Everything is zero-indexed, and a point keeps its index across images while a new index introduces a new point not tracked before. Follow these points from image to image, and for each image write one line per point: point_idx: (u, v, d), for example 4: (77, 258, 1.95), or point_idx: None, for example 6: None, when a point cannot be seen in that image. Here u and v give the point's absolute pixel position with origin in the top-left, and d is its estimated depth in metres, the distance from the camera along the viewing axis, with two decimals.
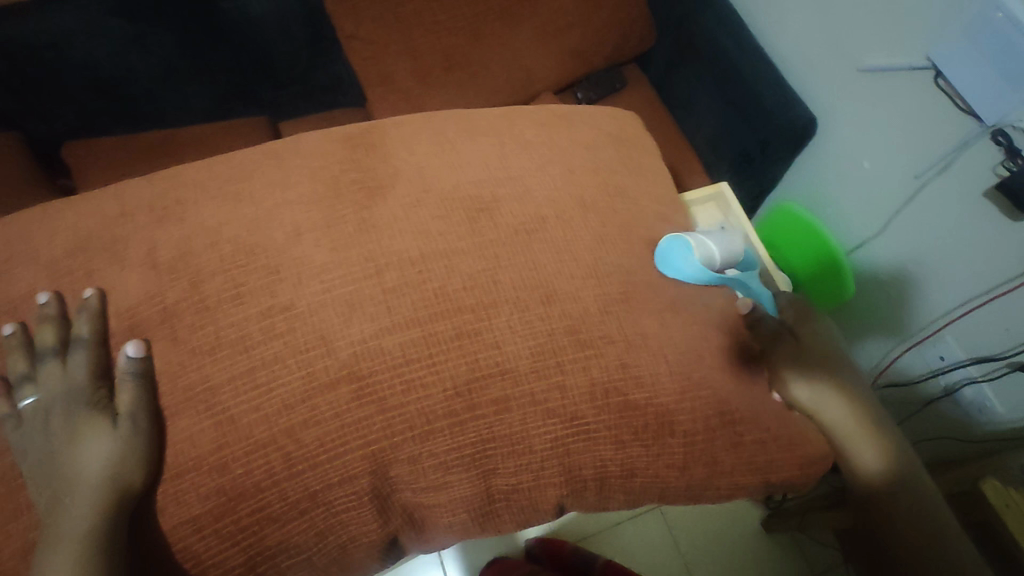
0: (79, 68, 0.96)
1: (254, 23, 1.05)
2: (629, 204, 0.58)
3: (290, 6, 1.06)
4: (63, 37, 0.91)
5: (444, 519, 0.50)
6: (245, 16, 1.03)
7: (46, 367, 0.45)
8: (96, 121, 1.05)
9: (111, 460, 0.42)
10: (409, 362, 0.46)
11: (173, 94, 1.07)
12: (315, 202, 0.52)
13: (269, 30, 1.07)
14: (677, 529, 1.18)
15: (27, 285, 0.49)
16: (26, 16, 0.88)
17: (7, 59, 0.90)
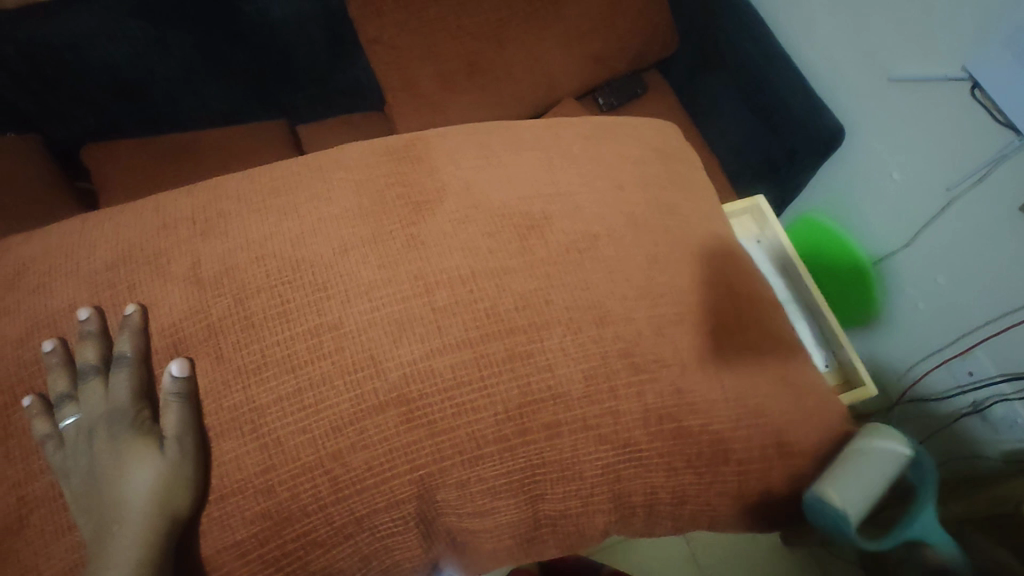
0: (101, 70, 0.95)
1: (276, 26, 1.04)
2: (678, 220, 0.57)
3: (311, 8, 1.05)
4: (84, 38, 0.91)
5: (489, 545, 0.49)
6: (266, 18, 1.03)
7: (89, 386, 0.44)
8: (117, 124, 1.04)
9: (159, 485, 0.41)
10: (456, 385, 0.45)
11: (193, 96, 1.06)
12: (361, 217, 0.50)
13: (291, 33, 1.06)
14: (699, 553, 1.14)
15: (65, 299, 0.48)
16: (50, 19, 0.89)
17: (30, 60, 0.90)
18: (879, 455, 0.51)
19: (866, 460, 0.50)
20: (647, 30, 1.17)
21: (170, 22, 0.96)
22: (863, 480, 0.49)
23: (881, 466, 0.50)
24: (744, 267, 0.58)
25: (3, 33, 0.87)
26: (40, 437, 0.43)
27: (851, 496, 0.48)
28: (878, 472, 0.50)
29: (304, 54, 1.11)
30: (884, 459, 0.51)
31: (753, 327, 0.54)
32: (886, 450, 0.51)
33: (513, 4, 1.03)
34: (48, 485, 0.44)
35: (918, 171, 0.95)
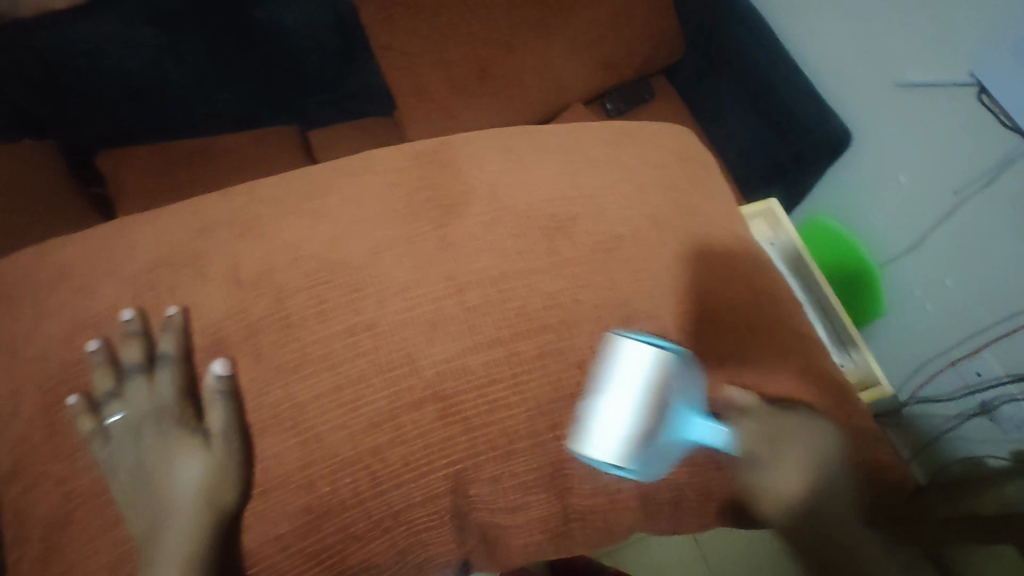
0: (115, 77, 0.97)
1: (287, 34, 1.06)
2: (699, 220, 0.58)
3: (322, 15, 1.06)
4: (97, 45, 0.93)
5: (520, 541, 0.49)
6: (279, 27, 1.05)
7: (135, 384, 0.46)
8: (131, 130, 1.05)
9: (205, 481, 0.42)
10: (489, 382, 0.46)
11: (205, 102, 1.07)
12: (393, 219, 0.52)
13: (301, 38, 1.07)
14: (710, 556, 1.14)
15: (108, 300, 0.49)
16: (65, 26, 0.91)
17: (47, 69, 0.92)
18: (621, 371, 0.44)
19: (610, 385, 0.44)
20: (654, 35, 1.18)
21: (185, 27, 0.98)
22: (610, 413, 0.43)
23: (627, 390, 0.43)
24: (764, 267, 0.60)
25: (19, 43, 0.89)
26: (86, 434, 0.45)
27: (609, 441, 0.43)
28: (625, 393, 0.43)
29: (314, 59, 1.11)
30: (633, 375, 0.44)
31: (774, 325, 0.55)
32: (631, 367, 0.44)
33: (522, 10, 1.05)
34: (93, 481, 0.45)
35: (924, 174, 0.97)
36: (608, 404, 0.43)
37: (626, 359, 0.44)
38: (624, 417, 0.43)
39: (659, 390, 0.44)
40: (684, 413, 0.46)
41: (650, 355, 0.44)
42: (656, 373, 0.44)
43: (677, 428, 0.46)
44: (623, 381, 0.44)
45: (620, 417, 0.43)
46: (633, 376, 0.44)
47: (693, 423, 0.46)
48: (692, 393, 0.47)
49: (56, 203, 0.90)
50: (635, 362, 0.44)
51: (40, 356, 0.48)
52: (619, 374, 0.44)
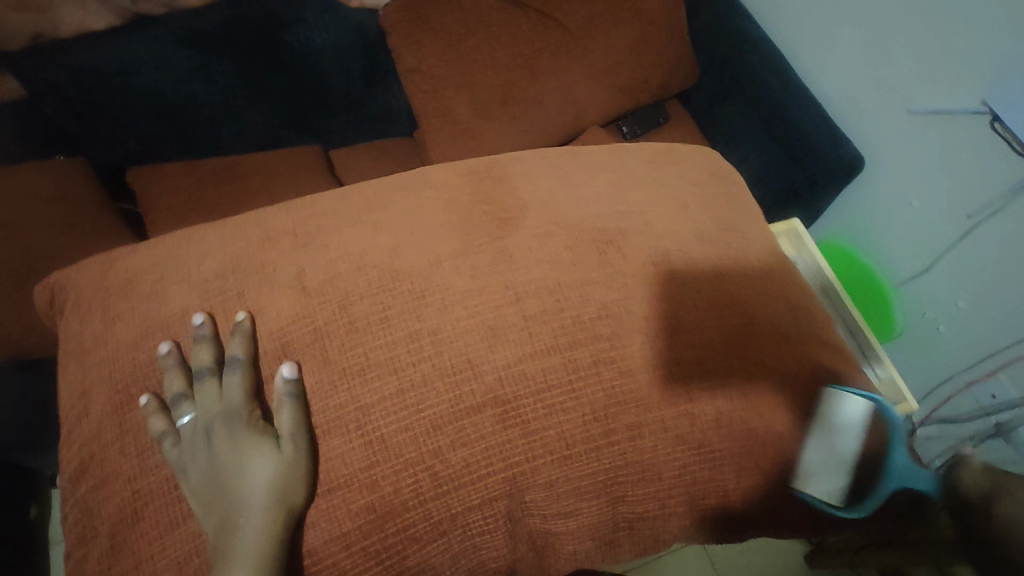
0: (146, 95, 0.98)
1: (314, 55, 1.06)
2: (738, 237, 0.61)
3: (349, 41, 1.07)
4: (132, 65, 0.94)
5: (569, 548, 0.50)
6: (307, 49, 1.04)
7: (205, 385, 0.48)
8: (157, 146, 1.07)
9: (275, 478, 0.44)
10: (546, 386, 0.48)
11: (230, 121, 1.09)
12: (451, 232, 0.55)
13: (329, 63, 1.08)
14: (719, 561, 1.15)
15: (180, 306, 0.51)
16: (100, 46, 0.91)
17: (82, 87, 0.93)
18: (834, 422, 0.54)
19: (823, 437, 0.54)
20: (671, 62, 1.22)
21: (217, 50, 0.98)
22: (824, 453, 0.53)
23: (840, 438, 0.54)
24: (799, 283, 0.62)
25: (56, 60, 0.90)
26: (157, 434, 0.46)
27: (825, 484, 0.53)
28: (838, 440, 0.54)
29: (339, 81, 1.12)
30: (842, 425, 0.54)
31: (812, 338, 0.57)
32: (841, 420, 0.54)
33: (545, 38, 1.09)
34: (163, 479, 0.47)
35: (936, 198, 0.99)
36: (827, 450, 0.53)
37: (841, 413, 0.54)
38: (835, 459, 0.53)
39: (859, 436, 0.54)
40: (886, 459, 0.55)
41: (858, 409, 0.54)
42: (862, 423, 0.54)
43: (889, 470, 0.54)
44: (839, 431, 0.54)
45: (829, 458, 0.53)
46: (840, 427, 0.54)
47: (904, 466, 0.55)
48: (896, 440, 0.55)
49: (88, 227, 0.91)
50: (845, 415, 0.54)
51: (111, 357, 0.50)
52: (834, 425, 0.54)
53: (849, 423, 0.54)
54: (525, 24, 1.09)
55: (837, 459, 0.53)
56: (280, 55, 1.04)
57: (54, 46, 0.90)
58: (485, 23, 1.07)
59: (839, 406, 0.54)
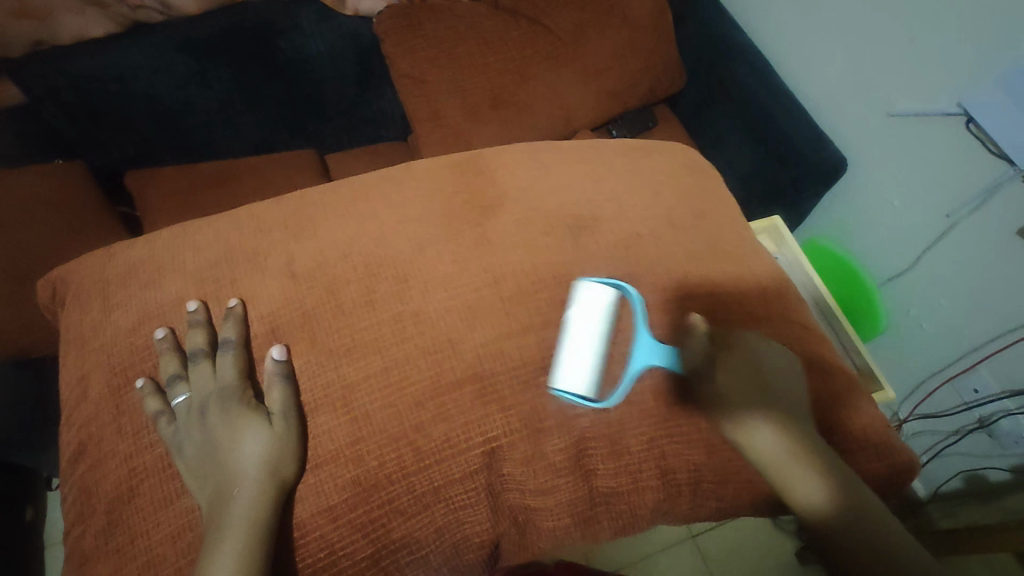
0: (143, 100, 1.01)
1: (308, 60, 1.08)
2: (711, 225, 0.63)
3: (342, 45, 1.10)
4: (130, 70, 0.96)
5: (548, 524, 0.52)
6: (301, 54, 1.07)
7: (199, 367, 0.50)
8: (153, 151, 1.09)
9: (264, 453, 0.45)
10: (523, 364, 0.51)
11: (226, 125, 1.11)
12: (436, 221, 0.57)
13: (323, 67, 1.11)
14: (709, 557, 1.16)
15: (174, 294, 0.54)
16: (97, 52, 0.94)
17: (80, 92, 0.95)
18: (578, 312, 0.52)
19: (565, 323, 0.52)
20: (658, 67, 1.25)
21: (214, 56, 1.01)
22: (571, 344, 0.51)
23: (580, 323, 0.51)
24: (772, 270, 0.64)
25: (56, 66, 0.92)
26: (154, 413, 0.48)
27: (573, 373, 0.49)
28: (579, 325, 0.51)
29: (332, 86, 1.15)
30: (582, 310, 0.52)
31: (782, 321, 0.59)
32: (583, 308, 0.52)
33: (534, 43, 1.12)
34: (158, 457, 0.48)
35: (917, 197, 1.02)
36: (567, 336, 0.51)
37: (585, 298, 0.52)
38: (580, 347, 0.50)
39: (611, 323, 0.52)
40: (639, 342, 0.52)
41: (600, 295, 0.52)
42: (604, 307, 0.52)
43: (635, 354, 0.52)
44: (578, 317, 0.51)
45: (580, 350, 0.50)
46: (586, 315, 0.51)
47: (649, 350, 0.52)
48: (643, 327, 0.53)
49: (82, 223, 0.93)
50: (586, 301, 0.52)
51: (109, 343, 0.52)
52: (573, 312, 0.52)
53: (597, 303, 0.52)
54: (513, 29, 1.12)
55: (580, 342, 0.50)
56: (274, 60, 1.06)
57: (56, 52, 0.93)
58: (475, 29, 1.10)
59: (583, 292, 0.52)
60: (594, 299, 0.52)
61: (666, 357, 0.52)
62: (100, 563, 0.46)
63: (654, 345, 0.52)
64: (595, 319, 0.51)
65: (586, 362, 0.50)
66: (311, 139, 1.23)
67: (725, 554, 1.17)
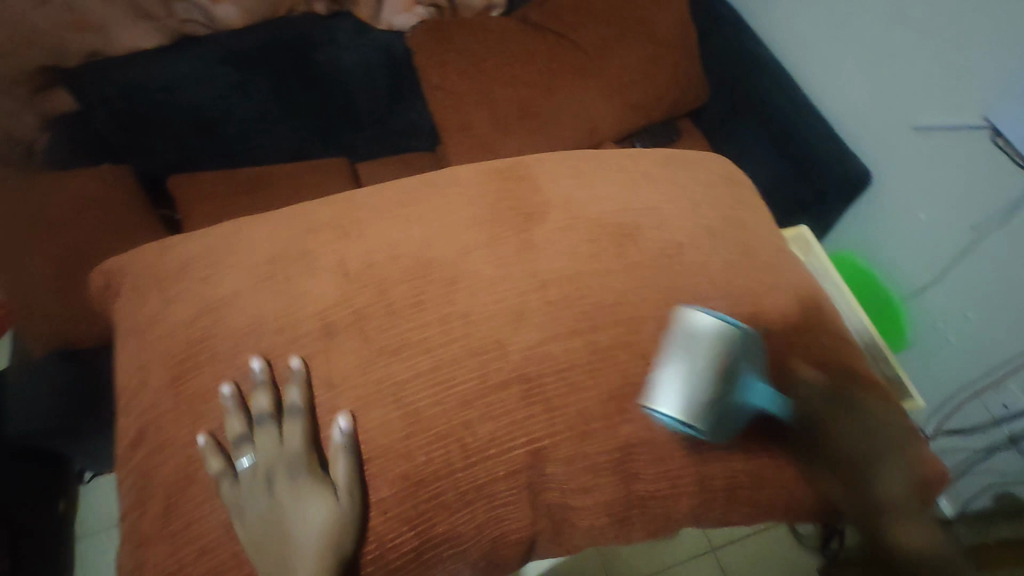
0: (184, 110, 1.05)
1: (343, 73, 1.13)
2: (748, 233, 0.65)
3: (377, 59, 1.14)
4: (175, 81, 1.01)
5: (585, 523, 0.53)
6: (337, 67, 1.11)
7: (265, 432, 0.50)
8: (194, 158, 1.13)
9: (327, 530, 0.46)
10: (569, 367, 0.52)
11: (263, 133, 1.15)
12: (480, 225, 0.59)
13: (356, 80, 1.15)
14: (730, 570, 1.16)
15: (229, 288, 0.56)
16: (144, 66, 1.00)
17: (128, 100, 1.00)
18: (686, 341, 0.51)
19: (671, 350, 0.51)
20: (684, 81, 1.27)
21: (254, 69, 1.05)
22: (677, 374, 0.50)
23: (693, 353, 0.50)
24: (804, 279, 0.66)
25: (108, 77, 0.98)
26: (217, 472, 0.49)
27: (674, 400, 0.49)
28: (683, 357, 0.50)
29: (365, 98, 1.19)
30: (688, 338, 0.51)
31: (821, 334, 0.60)
32: (690, 335, 0.51)
33: (562, 57, 1.15)
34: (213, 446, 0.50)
35: (943, 211, 1.02)
36: (676, 371, 0.50)
37: (692, 327, 0.51)
38: (682, 377, 0.50)
39: (714, 351, 0.50)
40: (750, 382, 0.52)
41: (710, 325, 0.51)
42: (712, 339, 0.50)
43: (743, 392, 0.52)
44: (687, 351, 0.50)
45: (683, 380, 0.50)
46: (692, 343, 0.51)
47: (756, 389, 0.53)
48: (754, 366, 0.53)
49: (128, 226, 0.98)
50: (693, 334, 0.51)
51: (167, 333, 0.55)
52: (680, 346, 0.51)
53: (708, 331, 0.51)
54: (542, 44, 1.15)
55: (682, 373, 0.50)
56: (312, 74, 1.10)
57: (107, 63, 0.99)
58: (505, 45, 1.14)
59: (701, 320, 0.51)
60: (706, 327, 0.51)
61: (770, 397, 0.53)
62: (157, 545, 0.49)
63: (763, 386, 0.53)
64: (701, 347, 0.50)
65: (686, 395, 0.49)
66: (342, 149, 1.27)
67: (745, 568, 1.16)
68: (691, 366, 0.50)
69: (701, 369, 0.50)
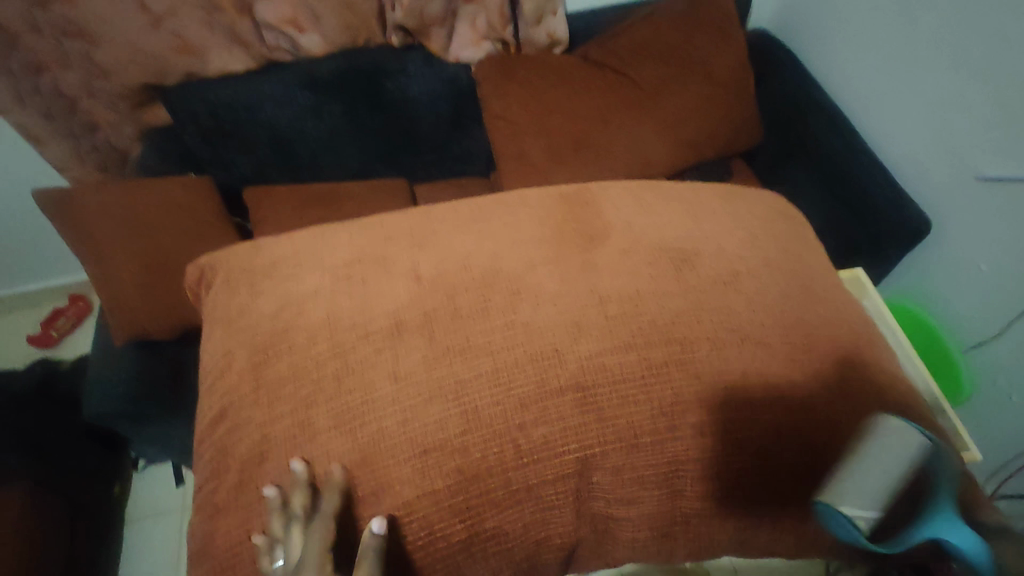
0: (264, 128, 1.14)
1: (410, 100, 1.20)
2: (805, 268, 0.67)
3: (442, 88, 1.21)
4: (256, 102, 1.11)
5: (628, 535, 0.55)
6: (405, 95, 1.19)
7: (294, 539, 0.48)
8: (266, 172, 1.22)
9: None
10: (623, 381, 0.54)
11: (330, 154, 1.23)
12: (544, 243, 0.63)
13: (422, 108, 1.22)
14: None
15: (312, 286, 0.62)
16: (229, 87, 1.09)
17: (216, 119, 1.10)
18: (883, 445, 0.50)
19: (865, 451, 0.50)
20: (739, 122, 1.30)
21: (329, 93, 1.14)
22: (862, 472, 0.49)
23: (884, 456, 0.49)
24: (858, 315, 0.66)
25: (198, 94, 1.08)
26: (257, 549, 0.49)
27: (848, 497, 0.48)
28: (871, 460, 0.49)
29: (428, 124, 1.26)
30: (886, 444, 0.50)
31: (875, 369, 0.60)
32: (890, 443, 0.50)
33: (621, 92, 1.20)
34: (285, 428, 0.54)
35: (1008, 263, 1.00)
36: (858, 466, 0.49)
37: (889, 435, 0.50)
38: (865, 478, 0.48)
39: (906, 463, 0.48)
40: (946, 515, 0.47)
41: (916, 437, 0.49)
42: (908, 450, 0.49)
43: (933, 520, 0.47)
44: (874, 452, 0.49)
45: (865, 480, 0.48)
46: (886, 448, 0.49)
47: (953, 526, 0.47)
48: (954, 501, 0.48)
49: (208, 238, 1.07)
50: (892, 441, 0.49)
51: (253, 323, 0.61)
52: (872, 449, 0.50)
53: (907, 442, 0.49)
54: (602, 80, 1.20)
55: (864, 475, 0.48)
56: (381, 100, 1.18)
57: (197, 84, 1.09)
58: (568, 80, 1.19)
59: (904, 432, 0.50)
60: (906, 438, 0.49)
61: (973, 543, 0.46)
62: (230, 513, 0.53)
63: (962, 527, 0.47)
64: (895, 451, 0.49)
65: (860, 496, 0.48)
66: (404, 171, 1.35)
67: None
68: (878, 467, 0.48)
69: (886, 475, 0.48)
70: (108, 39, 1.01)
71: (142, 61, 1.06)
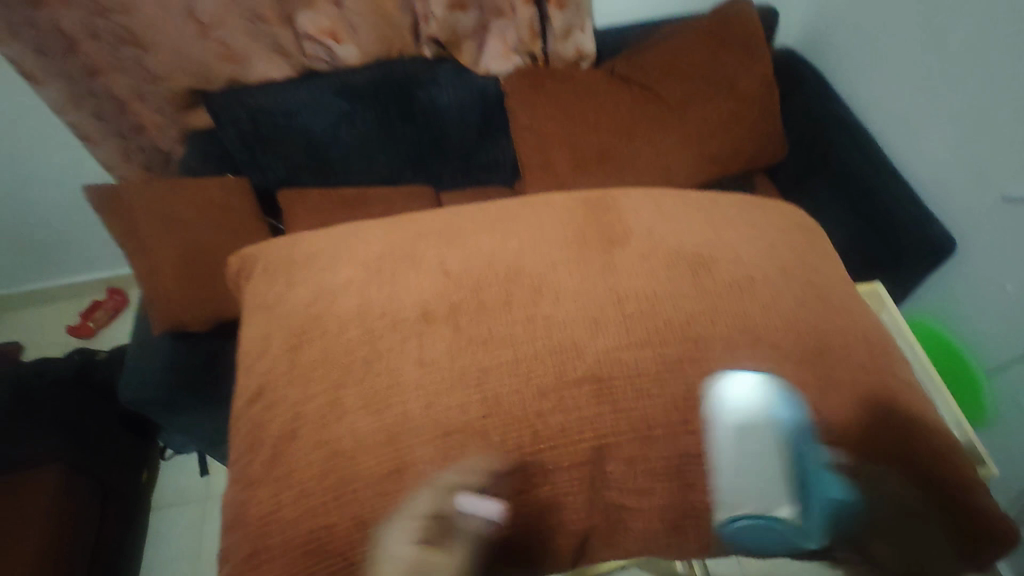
0: (301, 133, 1.20)
1: (440, 110, 1.25)
2: (821, 276, 0.69)
3: (470, 98, 1.25)
4: (295, 108, 1.17)
5: (639, 525, 0.57)
6: (434, 104, 1.24)
7: (429, 499, 0.53)
8: (298, 176, 1.27)
9: None
10: (638, 375, 0.57)
11: (362, 159, 1.28)
12: (566, 243, 0.67)
13: (452, 117, 1.27)
14: None
15: (345, 278, 0.65)
16: (270, 95, 1.16)
17: (255, 124, 1.16)
18: (721, 434, 0.56)
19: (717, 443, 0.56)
20: (761, 139, 1.29)
21: (363, 101, 1.19)
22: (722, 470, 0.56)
23: (726, 449, 0.56)
24: (873, 324, 0.68)
25: (242, 101, 1.15)
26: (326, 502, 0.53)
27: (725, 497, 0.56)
28: (723, 455, 0.56)
29: (456, 133, 1.30)
30: (723, 432, 0.56)
31: (887, 376, 0.61)
32: (725, 431, 0.56)
33: (645, 106, 1.23)
34: (317, 409, 0.57)
35: None
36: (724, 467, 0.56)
37: (725, 420, 0.56)
38: (725, 474, 0.55)
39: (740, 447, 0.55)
40: (813, 471, 0.55)
41: (746, 420, 0.56)
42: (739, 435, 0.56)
43: (800, 485, 0.55)
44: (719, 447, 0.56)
45: (727, 477, 0.55)
46: (724, 440, 0.56)
47: (821, 481, 0.55)
48: (814, 456, 0.55)
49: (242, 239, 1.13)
50: (727, 428, 0.56)
51: (290, 310, 0.65)
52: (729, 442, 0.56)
53: (735, 428, 0.56)
54: (626, 94, 1.24)
55: (728, 473, 0.56)
56: (412, 108, 1.23)
57: (242, 90, 1.16)
58: (594, 93, 1.23)
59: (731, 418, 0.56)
60: (733, 423, 0.56)
61: (841, 488, 0.54)
62: (262, 485, 0.57)
63: (829, 477, 0.55)
64: (735, 443, 0.56)
65: (732, 492, 0.55)
66: (432, 178, 1.39)
67: None
68: (730, 463, 0.55)
69: (735, 469, 0.55)
70: (161, 47, 1.09)
71: (192, 67, 1.13)
